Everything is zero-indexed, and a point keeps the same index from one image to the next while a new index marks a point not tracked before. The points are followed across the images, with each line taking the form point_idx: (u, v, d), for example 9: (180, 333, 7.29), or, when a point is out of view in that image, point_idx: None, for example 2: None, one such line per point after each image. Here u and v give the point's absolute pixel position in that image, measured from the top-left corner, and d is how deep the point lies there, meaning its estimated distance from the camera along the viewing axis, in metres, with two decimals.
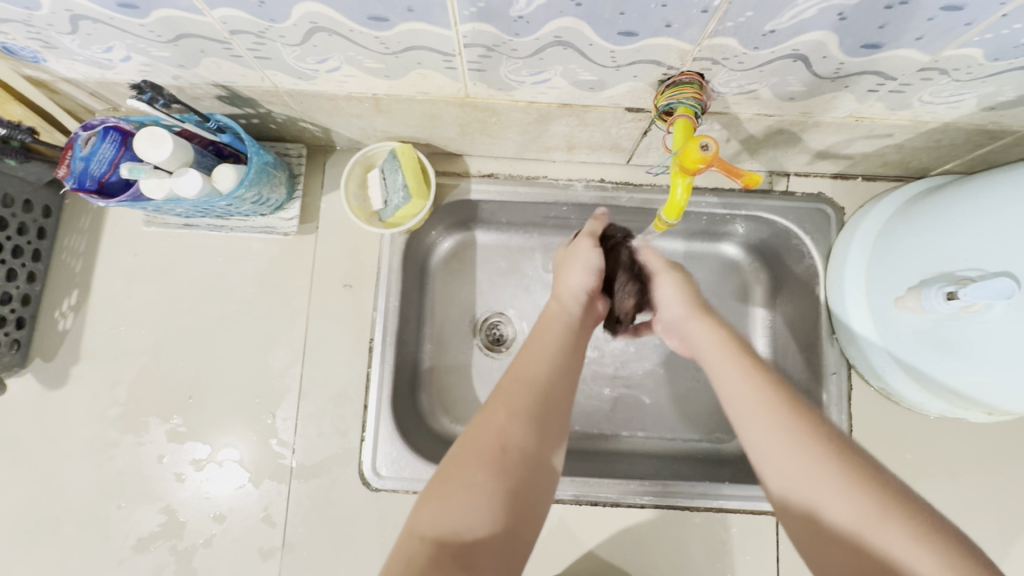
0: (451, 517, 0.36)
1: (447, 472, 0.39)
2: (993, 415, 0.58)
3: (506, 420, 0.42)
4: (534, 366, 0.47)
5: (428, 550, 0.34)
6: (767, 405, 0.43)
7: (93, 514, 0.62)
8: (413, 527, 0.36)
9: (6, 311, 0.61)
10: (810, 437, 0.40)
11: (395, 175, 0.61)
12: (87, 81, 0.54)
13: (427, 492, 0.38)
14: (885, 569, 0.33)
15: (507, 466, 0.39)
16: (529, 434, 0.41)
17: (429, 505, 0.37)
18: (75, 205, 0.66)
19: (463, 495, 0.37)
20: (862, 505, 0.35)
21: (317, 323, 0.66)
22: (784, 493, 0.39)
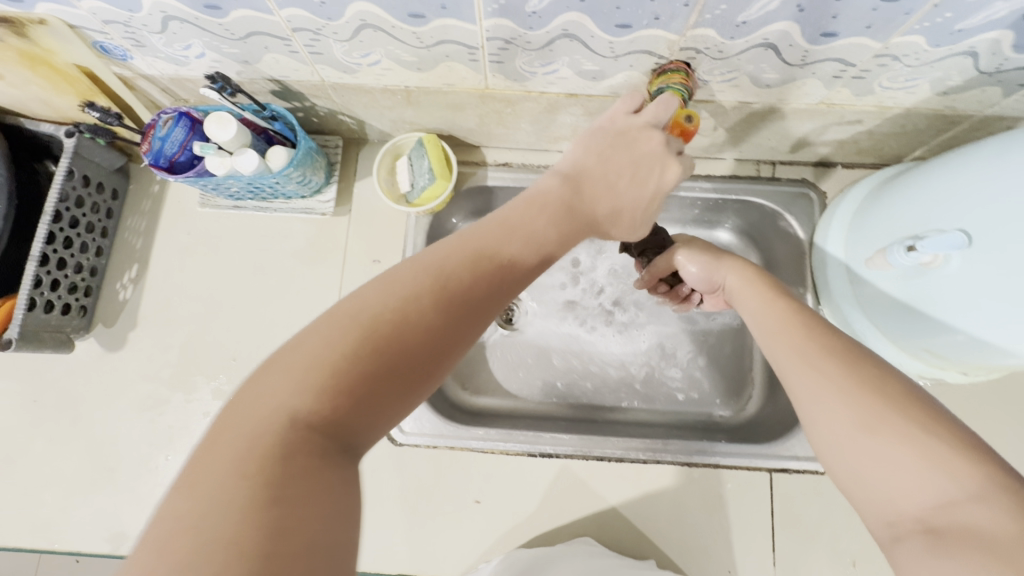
0: (314, 391, 0.29)
1: (330, 338, 0.31)
2: (968, 374, 0.63)
3: (416, 285, 0.34)
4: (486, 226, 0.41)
5: (294, 445, 0.27)
6: (796, 332, 0.44)
7: (144, 464, 0.68)
8: (279, 404, 0.28)
9: (78, 279, 0.69)
10: (825, 356, 0.40)
11: (422, 160, 0.69)
12: (163, 77, 0.63)
13: (294, 353, 0.30)
14: (891, 473, 0.33)
15: (423, 332, 0.33)
16: (457, 316, 0.35)
17: (289, 379, 0.29)
18: (138, 191, 0.75)
19: (355, 372, 0.30)
20: (869, 414, 0.35)
21: (348, 295, 0.73)
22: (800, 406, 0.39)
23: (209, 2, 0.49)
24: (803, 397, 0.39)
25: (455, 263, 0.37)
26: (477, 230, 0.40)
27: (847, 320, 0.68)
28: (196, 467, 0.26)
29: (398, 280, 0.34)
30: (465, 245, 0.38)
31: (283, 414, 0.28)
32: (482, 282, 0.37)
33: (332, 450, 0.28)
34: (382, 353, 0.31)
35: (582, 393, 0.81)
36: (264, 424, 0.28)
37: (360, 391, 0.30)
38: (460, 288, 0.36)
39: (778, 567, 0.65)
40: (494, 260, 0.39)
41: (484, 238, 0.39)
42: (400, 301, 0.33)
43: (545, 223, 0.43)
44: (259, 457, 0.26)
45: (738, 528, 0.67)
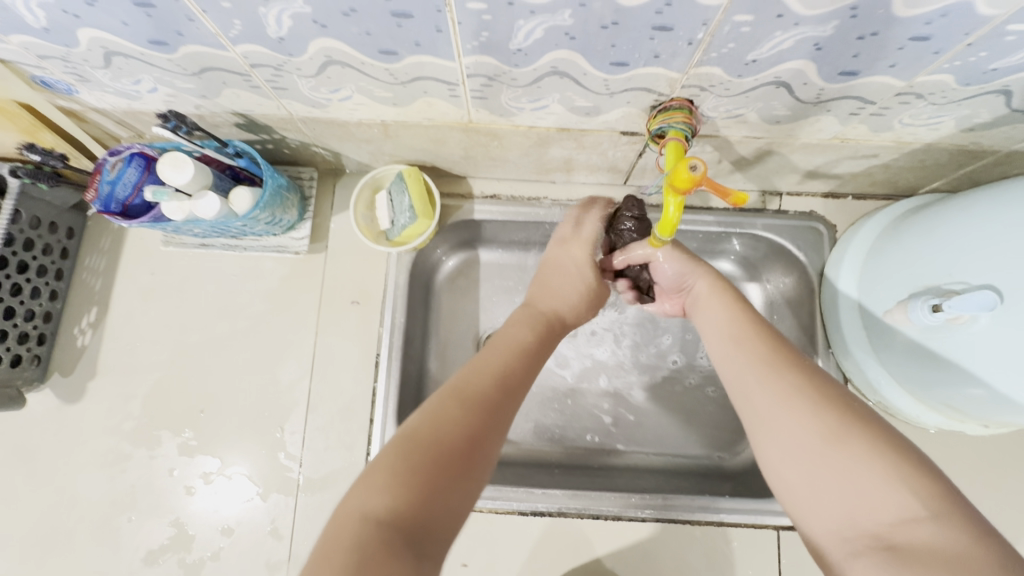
0: (398, 495, 0.35)
1: (412, 449, 0.37)
2: (989, 428, 0.59)
3: (458, 413, 0.40)
4: (478, 378, 0.44)
5: (382, 536, 0.32)
6: (757, 347, 0.46)
7: (105, 526, 0.63)
8: (356, 508, 0.34)
9: (29, 327, 0.63)
10: (786, 369, 0.43)
11: (402, 196, 0.64)
12: (115, 111, 0.57)
13: (378, 465, 0.37)
14: (847, 488, 0.35)
15: (470, 441, 0.39)
16: (495, 427, 0.42)
17: (382, 483, 0.35)
18: (97, 227, 0.70)
19: (419, 471, 0.36)
20: (830, 438, 0.37)
21: (324, 340, 0.68)
22: (758, 421, 0.42)
23: (153, 38, 0.43)
24: (762, 417, 0.41)
25: (479, 382, 0.44)
26: (488, 356, 0.47)
27: (860, 368, 0.63)
28: (315, 562, 0.31)
29: (449, 409, 0.40)
30: (498, 381, 0.45)
31: (367, 515, 0.33)
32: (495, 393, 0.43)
33: (407, 548, 0.32)
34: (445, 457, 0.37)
35: (576, 436, 0.76)
36: (349, 525, 0.33)
37: (427, 496, 0.35)
38: (482, 406, 0.42)
39: None
40: (515, 376, 0.46)
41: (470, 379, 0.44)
42: (456, 422, 0.40)
43: (528, 334, 0.52)
44: (345, 557, 0.31)
45: None
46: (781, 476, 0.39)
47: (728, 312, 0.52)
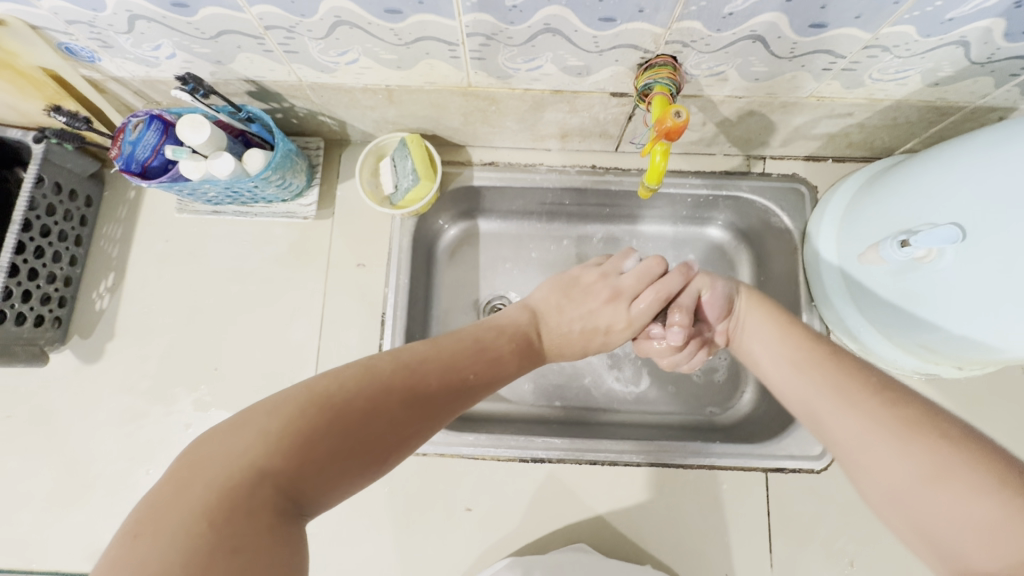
0: (288, 450, 0.33)
1: (304, 407, 0.35)
2: (962, 368, 0.63)
3: (359, 385, 0.39)
4: (383, 361, 0.43)
5: (247, 488, 0.30)
6: (825, 370, 0.48)
7: (124, 479, 0.66)
8: (233, 457, 0.32)
9: (51, 289, 0.66)
10: (868, 402, 0.43)
11: (405, 161, 0.67)
12: (134, 80, 0.61)
13: (265, 418, 0.34)
14: (956, 533, 0.33)
15: (366, 417, 0.37)
16: (411, 410, 0.40)
17: (269, 435, 0.33)
18: (113, 197, 0.73)
19: (309, 428, 0.34)
20: (902, 455, 0.38)
21: (332, 300, 0.71)
22: (855, 465, 0.41)
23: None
24: (837, 438, 0.43)
25: (386, 369, 0.42)
26: (412, 347, 0.46)
27: (839, 317, 0.67)
28: (144, 509, 0.29)
29: (348, 390, 0.38)
30: (410, 375, 0.42)
31: (249, 464, 0.32)
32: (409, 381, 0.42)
33: (280, 516, 0.31)
34: (340, 426, 0.36)
35: (574, 395, 0.80)
36: (234, 475, 0.31)
37: (309, 456, 0.33)
38: (382, 395, 0.39)
39: (775, 569, 0.64)
40: (439, 378, 0.44)
41: (385, 363, 0.42)
42: (351, 397, 0.38)
43: (486, 327, 0.54)
44: (206, 498, 0.29)
45: (735, 530, 0.66)
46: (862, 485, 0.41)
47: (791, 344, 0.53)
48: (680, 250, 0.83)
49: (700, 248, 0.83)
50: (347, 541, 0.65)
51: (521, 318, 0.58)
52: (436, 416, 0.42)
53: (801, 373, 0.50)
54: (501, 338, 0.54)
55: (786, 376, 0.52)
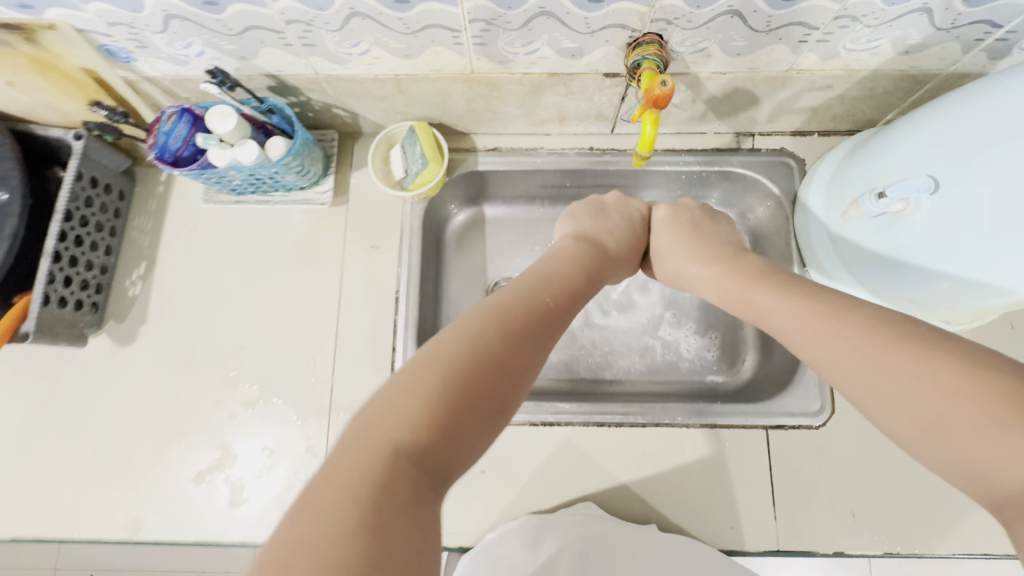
0: (430, 428, 0.36)
1: (437, 382, 0.38)
2: (951, 321, 0.66)
3: (464, 352, 0.41)
4: (476, 320, 0.45)
5: (393, 467, 0.33)
6: (875, 337, 0.41)
7: (159, 451, 0.70)
8: (383, 436, 0.35)
9: (90, 276, 0.71)
10: (945, 372, 0.37)
11: (414, 147, 0.72)
12: (164, 79, 0.66)
13: (401, 396, 0.38)
14: None
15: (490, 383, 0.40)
16: (522, 362, 0.44)
17: (410, 413, 0.36)
18: (144, 192, 0.78)
19: (444, 402, 0.38)
20: (975, 405, 0.34)
21: (349, 280, 0.75)
22: (942, 450, 0.35)
23: None
24: (881, 394, 0.39)
25: (481, 326, 0.44)
26: (495, 301, 0.49)
27: (831, 278, 0.70)
28: (308, 493, 0.32)
29: (466, 357, 0.41)
30: (511, 330, 0.45)
31: (396, 442, 0.35)
32: (512, 339, 0.44)
33: (426, 489, 0.34)
34: (468, 399, 0.39)
35: (581, 367, 0.83)
36: (375, 457, 0.34)
37: (440, 425, 0.37)
38: (496, 359, 0.42)
39: (779, 522, 0.67)
40: (536, 328, 0.47)
41: (475, 322, 0.45)
42: (471, 365, 0.40)
43: (554, 269, 0.57)
44: (361, 482, 0.32)
45: (739, 486, 0.68)
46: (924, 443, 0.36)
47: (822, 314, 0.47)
48: None
49: None
50: None
51: (574, 246, 0.62)
52: (538, 368, 0.46)
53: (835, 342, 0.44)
54: (570, 277, 0.56)
55: (816, 347, 0.45)
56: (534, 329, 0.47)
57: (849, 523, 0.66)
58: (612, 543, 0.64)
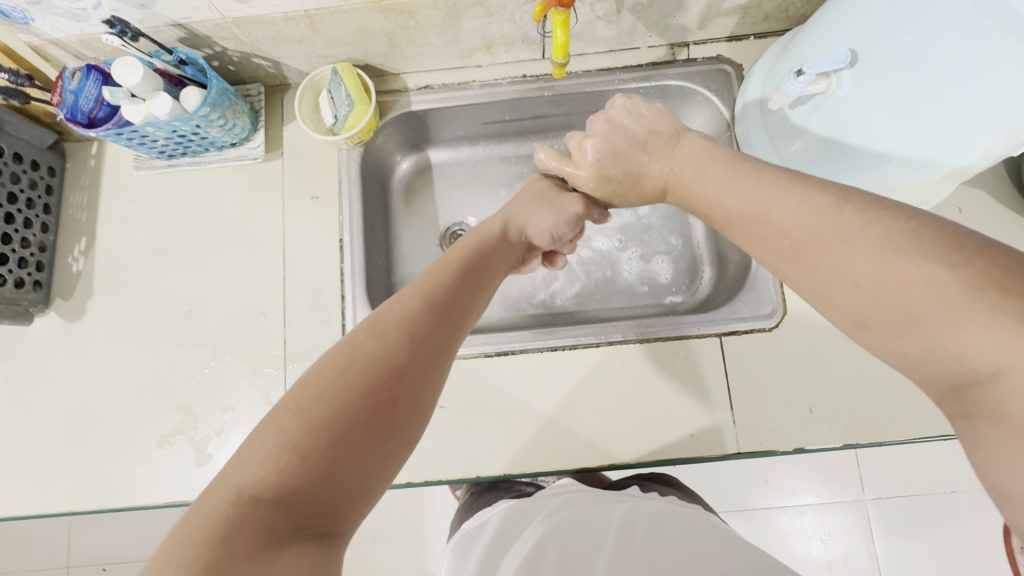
0: (298, 465, 0.34)
1: (301, 414, 0.36)
2: (894, 208, 0.66)
3: (338, 371, 0.39)
4: (357, 334, 0.42)
5: (244, 512, 0.32)
6: (830, 236, 0.39)
7: (121, 421, 0.71)
8: (237, 482, 0.33)
9: (27, 254, 0.70)
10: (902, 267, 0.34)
11: (339, 89, 0.70)
12: (70, 40, 0.64)
13: (258, 435, 0.36)
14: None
15: (373, 400, 0.38)
16: (414, 368, 0.41)
17: (275, 450, 0.34)
18: (76, 167, 0.77)
19: (306, 434, 0.35)
20: (930, 306, 0.32)
21: (291, 234, 0.74)
22: (896, 344, 0.35)
23: None
24: (826, 291, 0.39)
25: (362, 338, 0.42)
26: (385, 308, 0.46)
27: None
28: (164, 546, 0.30)
29: (338, 381, 0.38)
30: (399, 336, 0.42)
31: (256, 489, 0.33)
32: (399, 343, 0.42)
33: (286, 528, 0.32)
34: (345, 423, 0.36)
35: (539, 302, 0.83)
36: (224, 506, 0.32)
37: (308, 458, 0.34)
38: (374, 371, 0.39)
39: (738, 425, 0.67)
40: (427, 330, 0.44)
41: (358, 337, 0.42)
42: (342, 388, 0.38)
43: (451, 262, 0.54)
44: (207, 536, 0.31)
45: (696, 395, 0.68)
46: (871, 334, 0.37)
47: (786, 203, 0.43)
48: None
49: None
50: None
51: (486, 233, 0.60)
52: (437, 368, 0.43)
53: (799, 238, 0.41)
54: (470, 267, 0.54)
55: (776, 244, 0.43)
56: (426, 326, 0.44)
57: (807, 418, 0.67)
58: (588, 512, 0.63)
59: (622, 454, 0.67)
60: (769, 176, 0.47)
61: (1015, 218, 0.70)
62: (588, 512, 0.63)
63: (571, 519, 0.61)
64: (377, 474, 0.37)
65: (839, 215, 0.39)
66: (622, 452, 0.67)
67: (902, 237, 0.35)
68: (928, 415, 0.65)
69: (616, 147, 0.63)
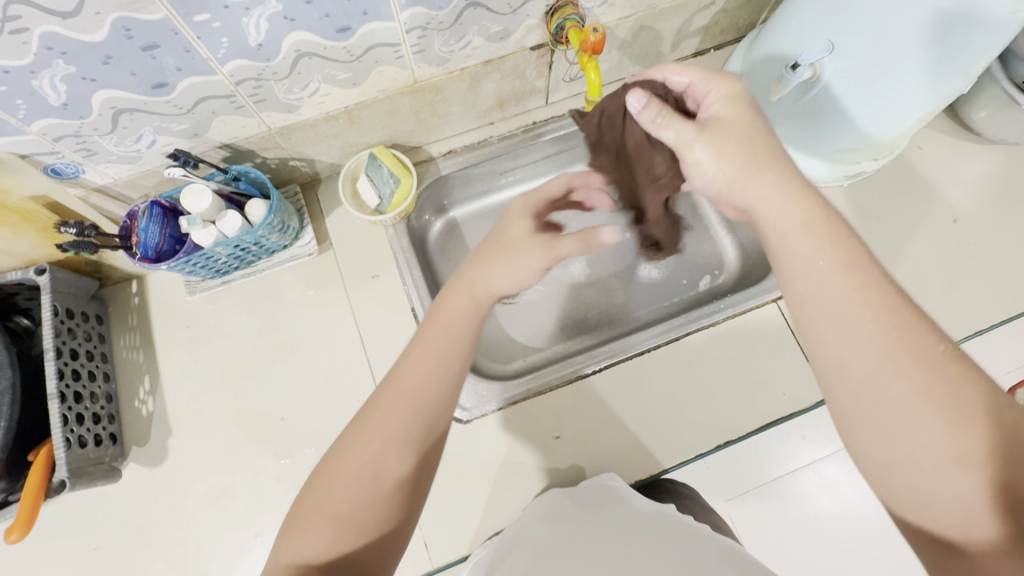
0: (319, 545, 0.42)
1: (313, 508, 0.43)
2: (881, 158, 0.78)
3: (358, 461, 0.44)
4: (376, 415, 0.46)
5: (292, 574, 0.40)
6: (865, 301, 0.41)
7: (236, 551, 0.67)
8: (287, 554, 0.42)
9: (98, 408, 0.67)
10: (918, 362, 0.39)
11: (380, 170, 0.74)
12: (115, 183, 0.65)
13: (303, 518, 0.43)
14: (963, 509, 0.36)
15: (362, 494, 0.43)
16: (406, 453, 0.45)
17: (300, 539, 0.42)
18: (120, 309, 0.75)
19: (335, 519, 0.43)
20: (919, 399, 0.38)
21: (363, 315, 0.76)
22: (865, 420, 0.40)
23: (156, 82, 0.53)
24: (828, 345, 0.43)
25: (370, 428, 0.46)
26: (396, 380, 0.48)
27: None
28: None
29: (334, 472, 0.44)
30: (377, 427, 0.45)
31: (286, 563, 0.41)
32: (409, 428, 0.46)
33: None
34: (357, 514, 0.43)
35: (597, 317, 0.87)
36: (275, 572, 0.41)
37: (337, 537, 0.42)
38: (364, 468, 0.44)
39: None
40: (409, 410, 0.46)
41: (373, 418, 0.46)
42: (356, 475, 0.44)
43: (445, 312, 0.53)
44: None
45: (776, 359, 0.75)
46: (841, 385, 0.42)
47: (819, 257, 0.44)
48: None
49: None
50: (462, 504, 0.71)
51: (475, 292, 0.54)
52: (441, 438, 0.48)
53: (827, 295, 0.43)
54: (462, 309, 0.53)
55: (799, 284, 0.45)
56: (437, 394, 0.48)
57: None
58: (620, 501, 0.61)
59: (732, 430, 0.73)
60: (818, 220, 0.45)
61: (958, 143, 0.85)
62: (619, 511, 0.59)
63: (600, 509, 0.60)
64: (402, 534, 0.45)
65: (867, 293, 0.42)
66: (730, 427, 0.72)
67: (898, 334, 0.40)
68: (960, 317, 0.76)
69: (736, 150, 0.46)
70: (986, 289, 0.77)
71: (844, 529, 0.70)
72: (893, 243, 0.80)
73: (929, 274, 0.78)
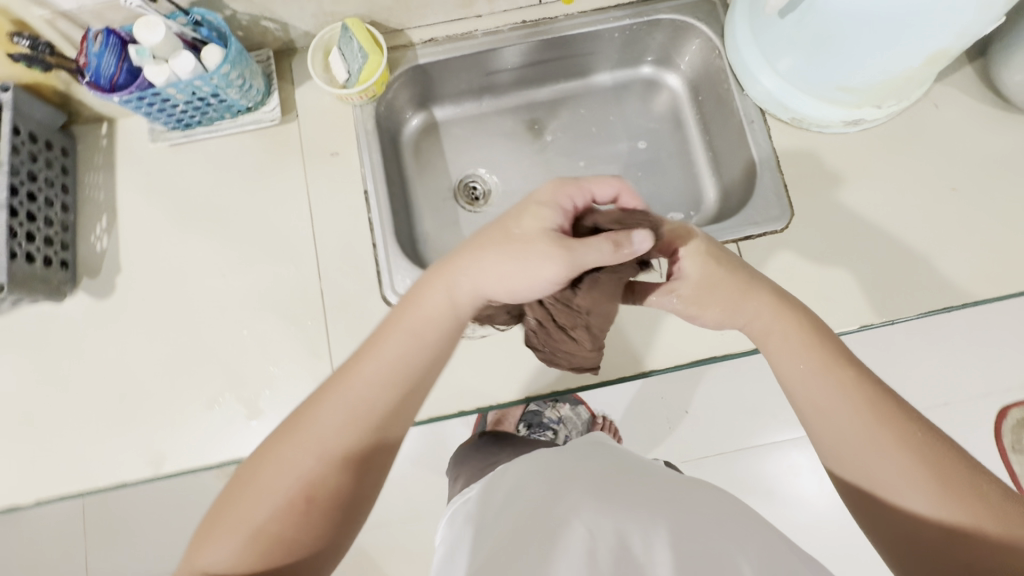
0: (237, 554, 0.43)
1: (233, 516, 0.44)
2: (881, 106, 0.73)
3: (290, 479, 0.45)
4: (316, 429, 0.46)
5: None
6: (901, 445, 0.45)
7: (165, 386, 0.71)
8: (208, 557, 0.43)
9: (51, 233, 0.70)
10: (960, 495, 0.43)
11: (350, 43, 0.72)
12: (82, 11, 0.63)
13: (224, 525, 0.44)
14: None
15: (291, 507, 0.44)
16: (342, 473, 0.46)
17: (215, 544, 0.43)
18: (88, 147, 0.77)
19: (265, 529, 0.43)
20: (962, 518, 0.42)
21: (316, 190, 0.76)
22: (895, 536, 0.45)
23: None
24: (860, 473, 0.47)
25: (306, 452, 0.45)
26: (345, 398, 0.47)
27: (768, 92, 0.76)
28: None
29: (261, 484, 0.45)
30: (314, 445, 0.45)
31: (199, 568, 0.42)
32: (351, 443, 0.46)
33: None
34: (284, 528, 0.44)
35: None
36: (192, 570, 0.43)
37: (258, 549, 0.43)
38: (296, 484, 0.44)
39: None
40: (355, 434, 0.46)
41: (313, 431, 0.46)
42: (288, 486, 0.44)
43: (412, 334, 0.50)
44: None
45: None
46: (878, 507, 0.46)
47: (848, 403, 0.48)
48: (622, 96, 0.91)
49: (638, 89, 0.91)
50: None
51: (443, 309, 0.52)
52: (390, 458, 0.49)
53: (856, 432, 0.47)
54: (434, 330, 0.51)
55: (832, 423, 0.49)
56: (391, 418, 0.48)
57: (824, 306, 0.71)
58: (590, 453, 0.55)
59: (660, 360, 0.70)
60: (846, 369, 0.50)
61: (983, 109, 0.77)
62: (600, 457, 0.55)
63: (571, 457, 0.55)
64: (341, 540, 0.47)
65: (907, 436, 0.45)
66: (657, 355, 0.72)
67: (933, 482, 0.43)
68: (929, 290, 0.71)
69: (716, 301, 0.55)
70: (966, 266, 0.72)
71: (822, 528, 0.79)
72: (880, 205, 0.75)
73: (909, 239, 0.73)
